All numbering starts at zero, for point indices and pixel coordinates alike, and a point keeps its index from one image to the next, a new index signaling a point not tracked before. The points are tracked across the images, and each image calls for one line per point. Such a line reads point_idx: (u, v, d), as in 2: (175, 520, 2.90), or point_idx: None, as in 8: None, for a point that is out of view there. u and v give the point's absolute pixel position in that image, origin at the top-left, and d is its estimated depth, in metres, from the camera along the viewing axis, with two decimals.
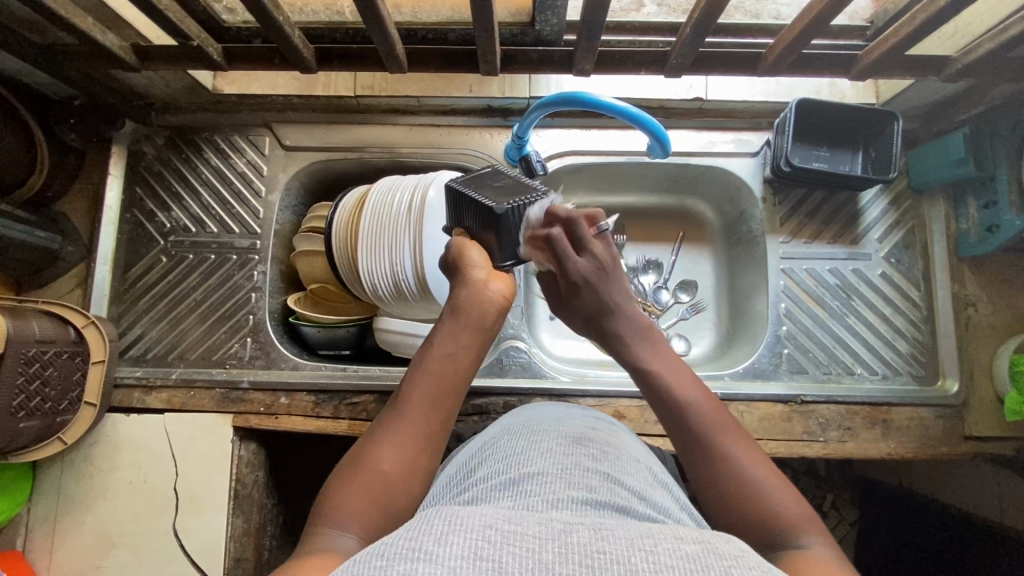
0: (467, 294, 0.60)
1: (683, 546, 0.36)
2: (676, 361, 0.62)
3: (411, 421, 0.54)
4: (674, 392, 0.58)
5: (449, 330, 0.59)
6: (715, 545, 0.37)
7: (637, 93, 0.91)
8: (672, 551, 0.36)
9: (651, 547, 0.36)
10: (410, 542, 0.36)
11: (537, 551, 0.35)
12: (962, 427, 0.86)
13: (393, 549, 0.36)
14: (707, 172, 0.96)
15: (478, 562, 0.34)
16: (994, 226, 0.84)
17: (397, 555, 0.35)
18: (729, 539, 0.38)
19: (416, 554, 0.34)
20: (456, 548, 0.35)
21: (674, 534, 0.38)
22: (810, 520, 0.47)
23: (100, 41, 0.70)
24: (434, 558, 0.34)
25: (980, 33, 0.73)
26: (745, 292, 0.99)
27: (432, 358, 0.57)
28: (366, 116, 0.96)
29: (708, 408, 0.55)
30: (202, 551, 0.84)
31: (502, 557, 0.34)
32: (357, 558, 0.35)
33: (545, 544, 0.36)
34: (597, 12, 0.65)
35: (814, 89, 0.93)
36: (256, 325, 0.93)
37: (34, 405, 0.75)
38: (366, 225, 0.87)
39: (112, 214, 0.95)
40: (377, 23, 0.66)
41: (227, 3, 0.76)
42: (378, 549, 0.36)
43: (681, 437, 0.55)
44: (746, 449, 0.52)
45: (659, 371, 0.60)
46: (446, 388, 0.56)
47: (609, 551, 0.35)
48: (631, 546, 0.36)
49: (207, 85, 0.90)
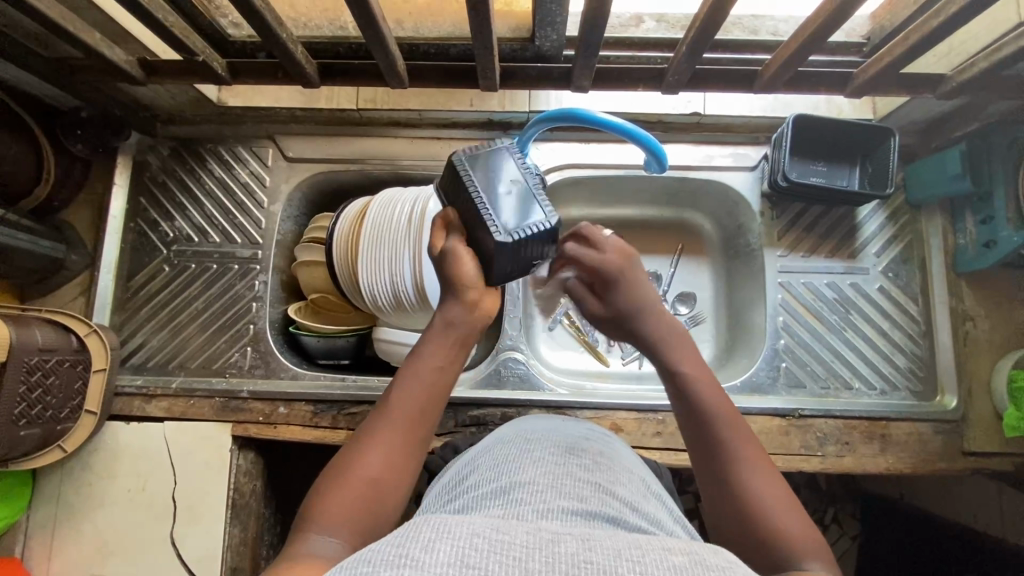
0: (454, 310, 0.60)
1: (670, 557, 0.37)
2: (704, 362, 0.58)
3: (392, 429, 0.53)
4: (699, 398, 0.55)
5: (434, 343, 0.58)
6: (703, 556, 0.37)
7: (635, 108, 0.92)
8: (658, 562, 0.36)
9: (638, 558, 0.36)
10: (397, 549, 0.36)
11: (524, 560, 0.35)
12: (960, 443, 0.85)
13: (381, 555, 0.36)
14: (706, 185, 0.97)
15: (465, 570, 0.34)
16: (991, 241, 0.85)
17: (384, 561, 0.35)
18: (717, 551, 0.38)
19: (403, 560, 0.35)
20: (443, 555, 0.35)
21: (662, 545, 0.38)
22: (816, 542, 0.46)
23: (108, 56, 0.71)
24: (420, 565, 0.34)
25: (975, 52, 0.74)
26: (743, 305, 0.99)
27: (415, 368, 0.57)
28: (367, 128, 0.97)
29: (724, 417, 0.54)
30: (199, 560, 0.84)
31: (489, 565, 0.35)
32: (344, 563, 0.36)
33: (532, 553, 0.36)
34: (595, 30, 0.66)
35: (812, 104, 0.94)
36: (256, 335, 0.94)
37: (35, 413, 0.76)
38: (366, 236, 0.88)
39: (117, 223, 0.96)
40: (379, 40, 0.67)
41: (232, 17, 0.76)
42: (366, 555, 0.36)
43: (694, 443, 0.54)
44: (757, 463, 0.51)
45: (688, 373, 0.57)
46: (430, 402, 0.55)
47: (597, 561, 0.35)
48: (618, 556, 0.36)
49: (212, 97, 0.92)
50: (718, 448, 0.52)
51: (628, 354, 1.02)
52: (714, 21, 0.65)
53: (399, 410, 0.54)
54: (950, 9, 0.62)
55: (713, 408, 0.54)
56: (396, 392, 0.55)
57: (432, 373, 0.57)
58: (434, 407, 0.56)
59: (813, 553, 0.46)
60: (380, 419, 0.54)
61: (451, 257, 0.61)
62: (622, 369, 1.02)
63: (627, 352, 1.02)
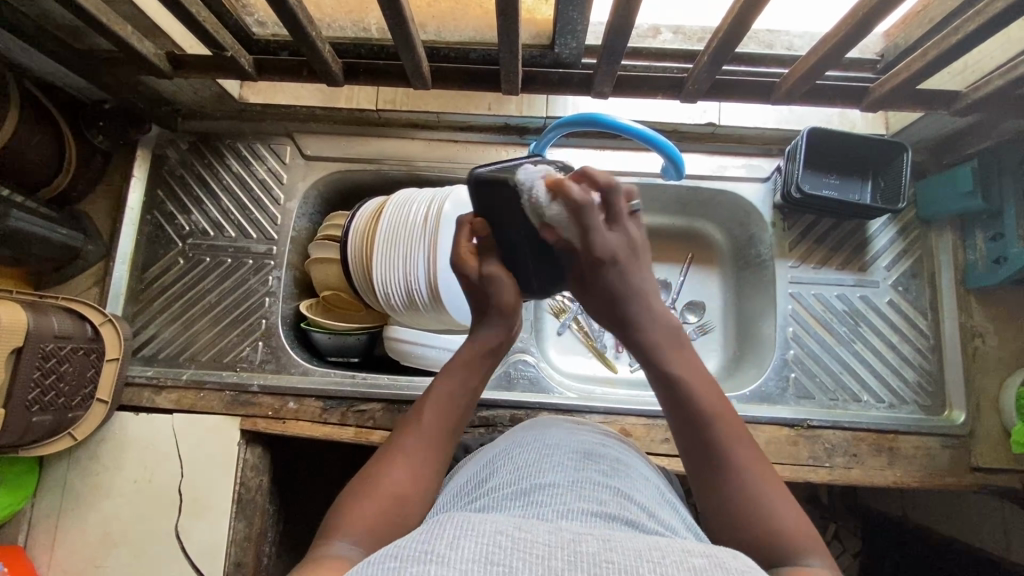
0: (494, 331, 0.63)
1: (691, 559, 0.37)
2: (697, 362, 0.58)
3: (424, 445, 0.55)
4: (692, 396, 0.55)
5: (465, 360, 0.62)
6: (722, 559, 0.37)
7: (652, 116, 0.93)
8: (680, 564, 0.36)
9: (658, 559, 0.36)
10: (423, 545, 0.37)
11: (547, 558, 0.36)
12: (968, 458, 0.86)
13: (407, 550, 0.36)
14: (719, 195, 0.97)
15: (489, 566, 0.34)
16: (1001, 258, 0.85)
17: (410, 557, 0.35)
18: (736, 556, 0.38)
19: (429, 556, 0.35)
20: (468, 552, 0.35)
21: (682, 547, 0.38)
22: (811, 535, 0.47)
23: (138, 49, 0.73)
24: (445, 561, 0.35)
25: (989, 71, 0.76)
26: (751, 315, 1.00)
27: (443, 386, 0.59)
28: (386, 129, 0.98)
29: (718, 419, 0.54)
30: (203, 554, 0.84)
31: (513, 562, 0.35)
32: (370, 559, 0.36)
33: (554, 552, 0.36)
34: (619, 38, 0.68)
35: (825, 118, 0.94)
36: (268, 330, 0.94)
37: (48, 400, 0.76)
38: (383, 234, 0.88)
39: (134, 214, 0.97)
40: (406, 40, 0.69)
41: (258, 15, 0.77)
42: (391, 551, 0.36)
43: (686, 443, 0.54)
44: (753, 460, 0.51)
45: (683, 378, 0.57)
46: (455, 420, 0.58)
47: (618, 561, 0.36)
48: (639, 557, 0.36)
49: (234, 94, 0.92)
50: (712, 454, 0.52)
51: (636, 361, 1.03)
52: (735, 35, 0.66)
53: (433, 424, 0.57)
54: (966, 27, 0.63)
55: (708, 406, 0.54)
56: (430, 407, 0.58)
57: (461, 391, 0.60)
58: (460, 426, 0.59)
59: (810, 547, 0.46)
60: (406, 434, 0.56)
61: (488, 281, 0.63)
62: (629, 376, 1.02)
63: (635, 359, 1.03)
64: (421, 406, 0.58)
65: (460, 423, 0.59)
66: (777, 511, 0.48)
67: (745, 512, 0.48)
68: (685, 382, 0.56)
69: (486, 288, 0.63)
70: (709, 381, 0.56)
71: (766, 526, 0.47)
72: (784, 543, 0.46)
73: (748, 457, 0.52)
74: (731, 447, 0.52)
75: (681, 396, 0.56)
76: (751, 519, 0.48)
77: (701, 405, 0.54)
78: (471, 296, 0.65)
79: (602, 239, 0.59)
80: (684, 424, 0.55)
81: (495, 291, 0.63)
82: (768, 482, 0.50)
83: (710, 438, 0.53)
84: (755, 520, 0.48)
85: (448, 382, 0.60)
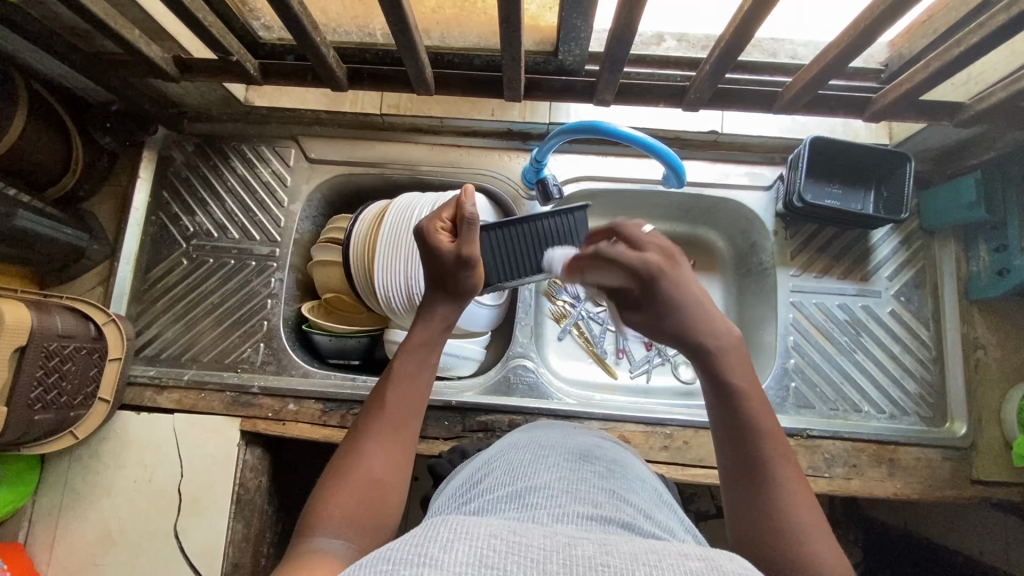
0: (446, 311, 0.63)
1: (686, 562, 0.35)
2: (759, 379, 0.56)
3: (386, 432, 0.54)
4: (745, 412, 0.53)
5: (421, 341, 0.61)
6: (719, 562, 0.36)
7: (655, 123, 0.93)
8: (675, 567, 0.34)
9: (655, 562, 0.35)
10: (416, 548, 0.35)
11: (542, 561, 0.34)
12: (969, 470, 0.85)
13: (400, 553, 0.34)
14: (720, 203, 0.97)
15: (484, 570, 0.33)
16: (1004, 270, 0.85)
17: (404, 559, 0.33)
18: (735, 559, 0.37)
19: (421, 560, 0.33)
20: (462, 554, 0.34)
21: (679, 550, 0.37)
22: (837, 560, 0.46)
23: (144, 52, 0.74)
24: (439, 564, 0.33)
25: (993, 82, 0.75)
26: (752, 324, 1.00)
27: (399, 372, 0.58)
28: (390, 133, 0.99)
29: (769, 434, 0.52)
30: (201, 554, 0.84)
31: (507, 566, 0.33)
32: (361, 562, 0.34)
33: (550, 555, 0.35)
34: (621, 46, 0.68)
35: (829, 128, 0.95)
36: (270, 331, 0.95)
37: (51, 398, 0.77)
38: (383, 239, 0.88)
39: (138, 215, 0.98)
40: (410, 47, 0.69)
41: (264, 20, 0.77)
42: (385, 552, 0.34)
43: (731, 464, 0.52)
44: (795, 484, 0.49)
45: (742, 391, 0.54)
46: (416, 398, 0.57)
47: (614, 564, 0.34)
48: (634, 560, 0.35)
49: (239, 97, 0.93)
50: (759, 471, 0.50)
51: (636, 367, 1.03)
52: (737, 44, 0.66)
53: (394, 407, 0.56)
54: (969, 39, 0.63)
55: (764, 422, 0.52)
56: (389, 390, 0.57)
57: (415, 375, 0.59)
58: (418, 408, 0.57)
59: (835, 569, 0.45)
60: (371, 419, 0.55)
61: (467, 272, 0.63)
62: (629, 382, 1.02)
63: (635, 365, 1.03)
64: (385, 388, 0.57)
65: (418, 405, 0.57)
66: (810, 533, 0.47)
67: (781, 532, 0.47)
68: (744, 398, 0.54)
69: (459, 272, 0.63)
70: (764, 401, 0.54)
71: (796, 547, 0.46)
72: (809, 562, 0.45)
73: (789, 474, 0.50)
74: (778, 466, 0.50)
75: (739, 411, 0.53)
76: (783, 540, 0.46)
77: (745, 415, 0.53)
78: (434, 272, 0.64)
79: (635, 260, 0.61)
80: (733, 439, 0.53)
81: (469, 279, 0.63)
82: (813, 513, 0.48)
83: (753, 454, 0.51)
84: (789, 544, 0.46)
85: (402, 367, 0.59)
